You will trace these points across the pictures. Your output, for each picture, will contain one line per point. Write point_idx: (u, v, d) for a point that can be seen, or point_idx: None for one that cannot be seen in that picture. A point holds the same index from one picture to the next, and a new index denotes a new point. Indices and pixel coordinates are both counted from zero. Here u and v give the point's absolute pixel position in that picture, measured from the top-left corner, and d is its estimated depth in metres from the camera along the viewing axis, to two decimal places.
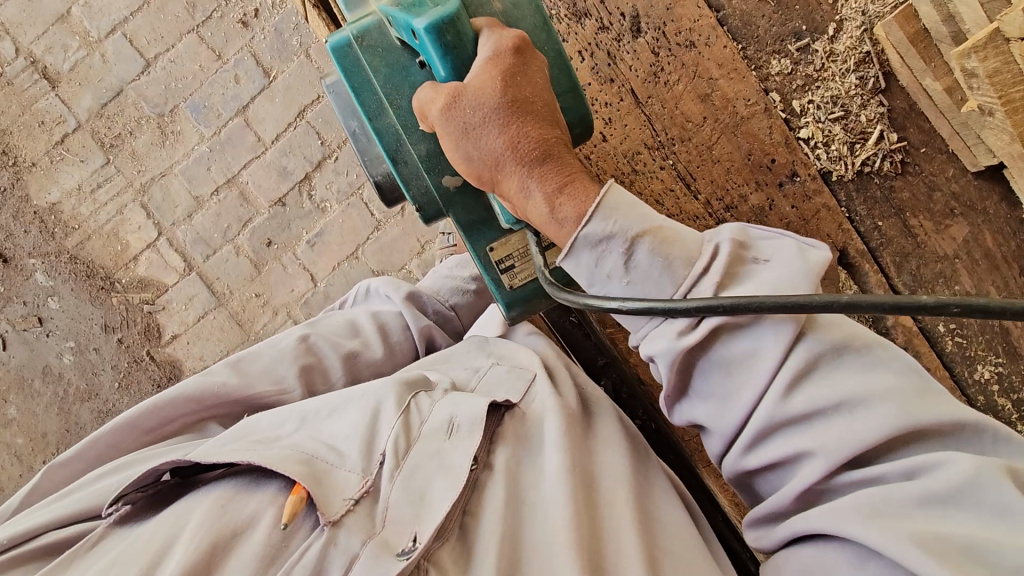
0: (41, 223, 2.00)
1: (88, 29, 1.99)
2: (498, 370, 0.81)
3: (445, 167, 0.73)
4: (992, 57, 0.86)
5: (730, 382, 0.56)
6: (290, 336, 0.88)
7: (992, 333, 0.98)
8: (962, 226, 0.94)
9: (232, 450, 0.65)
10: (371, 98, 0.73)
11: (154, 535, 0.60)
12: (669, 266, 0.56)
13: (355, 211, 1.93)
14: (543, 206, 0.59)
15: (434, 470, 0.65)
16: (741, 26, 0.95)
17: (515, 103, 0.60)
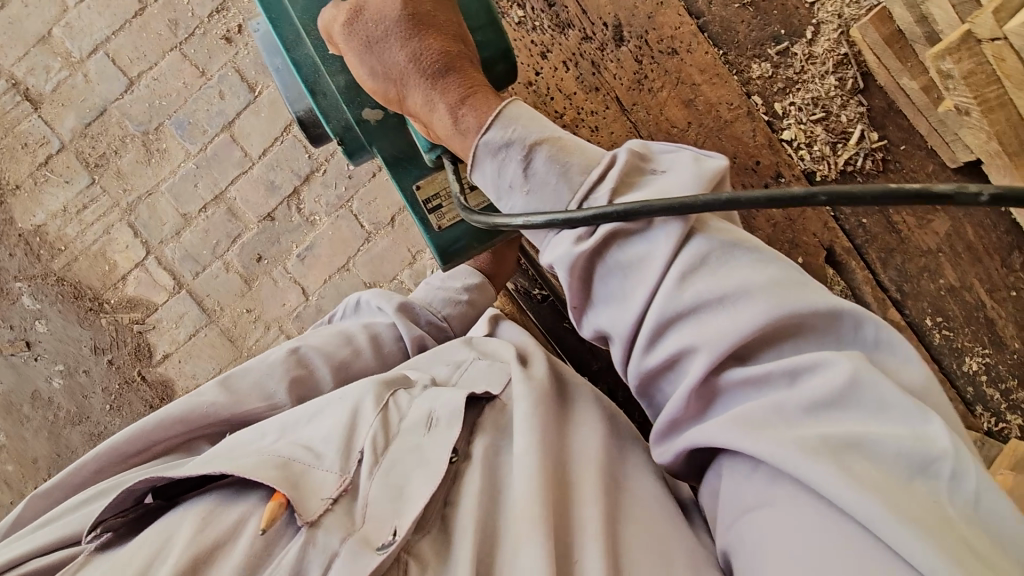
0: (27, 246, 1.98)
1: (69, 49, 1.97)
2: (480, 365, 0.80)
3: (364, 100, 0.77)
4: (966, 59, 0.88)
5: (626, 284, 0.56)
6: (279, 352, 0.87)
7: (978, 324, 1.00)
8: (944, 221, 0.99)
9: (210, 463, 0.64)
10: (291, 27, 0.77)
11: (133, 556, 0.59)
12: (565, 172, 0.57)
13: (345, 223, 1.93)
14: (444, 117, 0.62)
15: (412, 465, 0.65)
16: (720, 32, 0.97)
17: (416, 16, 0.63)
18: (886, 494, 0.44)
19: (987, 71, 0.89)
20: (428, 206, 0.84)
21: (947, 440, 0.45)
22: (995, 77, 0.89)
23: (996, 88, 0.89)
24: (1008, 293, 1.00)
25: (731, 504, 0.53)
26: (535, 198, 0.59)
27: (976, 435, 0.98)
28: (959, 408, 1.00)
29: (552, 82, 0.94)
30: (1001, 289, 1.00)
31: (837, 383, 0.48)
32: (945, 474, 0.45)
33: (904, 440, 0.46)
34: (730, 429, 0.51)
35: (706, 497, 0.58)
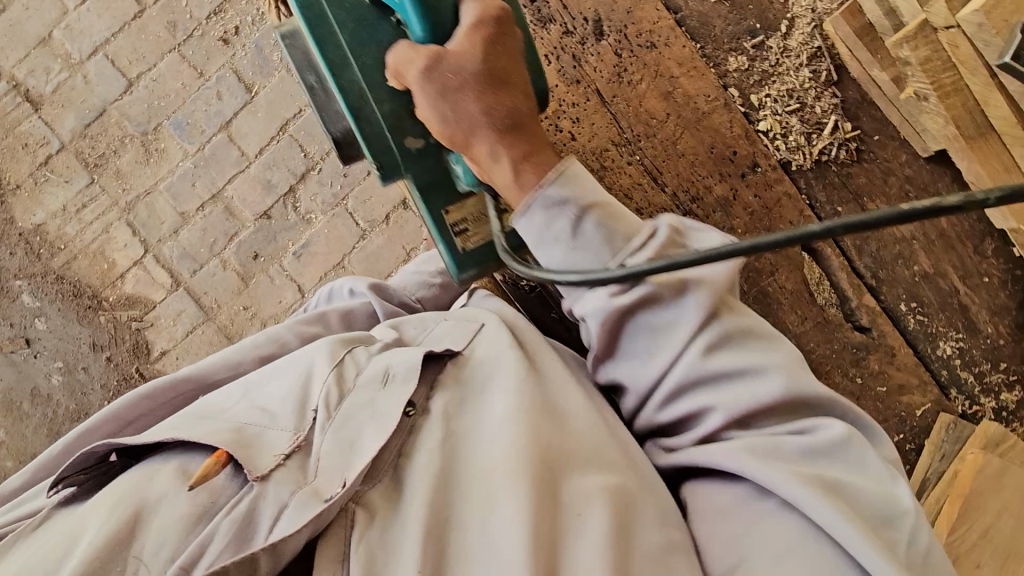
0: (27, 245, 2.01)
1: (69, 51, 2.01)
2: (444, 326, 0.83)
3: (408, 128, 0.78)
4: (923, 45, 0.97)
5: (653, 343, 0.70)
6: (255, 336, 0.91)
7: (952, 310, 1.03)
8: (917, 209, 1.01)
9: (168, 427, 0.68)
10: (338, 48, 0.77)
11: (88, 512, 0.62)
12: (610, 238, 0.68)
13: (340, 220, 1.96)
14: (506, 171, 0.68)
15: (365, 420, 0.68)
16: (698, 25, 1.00)
17: (491, 71, 0.67)
18: (858, 522, 0.57)
19: (943, 58, 0.97)
20: (457, 228, 0.86)
21: (910, 501, 0.60)
22: (950, 63, 0.97)
23: (951, 74, 0.97)
24: (979, 279, 1.03)
25: (713, 516, 0.65)
26: (579, 256, 0.68)
27: (950, 417, 1.01)
28: (935, 392, 1.02)
29: None
30: (973, 275, 1.03)
31: (832, 440, 0.63)
32: (904, 528, 0.59)
33: (872, 492, 0.61)
34: (737, 456, 0.64)
35: (694, 499, 0.69)
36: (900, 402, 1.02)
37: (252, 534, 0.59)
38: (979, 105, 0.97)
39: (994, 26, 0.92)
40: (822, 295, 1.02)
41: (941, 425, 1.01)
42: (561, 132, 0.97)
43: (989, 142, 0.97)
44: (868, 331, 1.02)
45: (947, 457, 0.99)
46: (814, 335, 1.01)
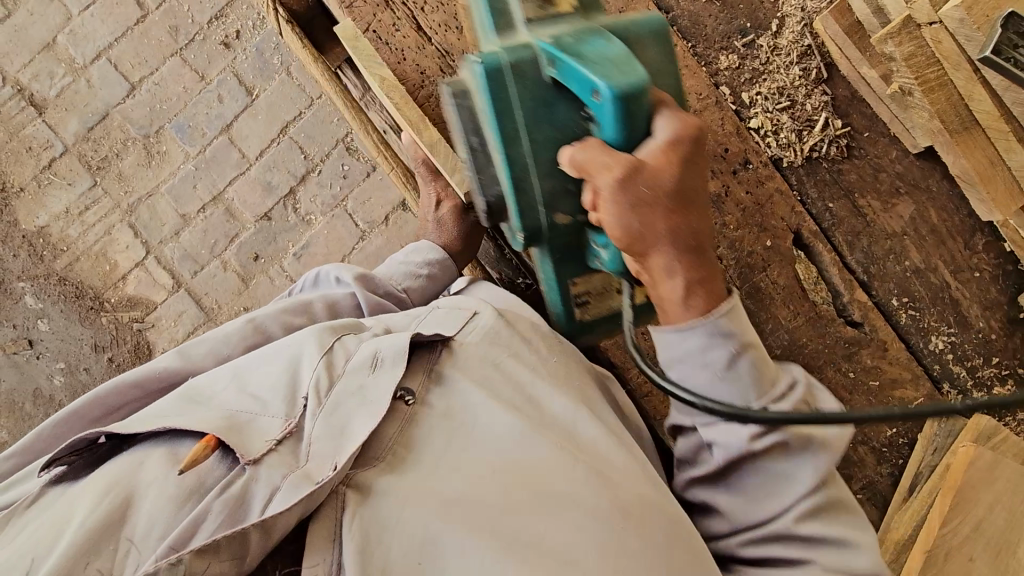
0: (30, 247, 2.03)
1: (73, 55, 2.04)
2: (436, 314, 0.86)
3: (561, 206, 0.76)
4: (907, 42, 0.94)
5: (765, 489, 0.69)
6: (239, 324, 0.90)
7: (943, 304, 1.04)
8: (907, 204, 1.02)
9: (161, 414, 0.69)
10: (547, 122, 0.72)
11: (80, 491, 0.63)
12: (758, 382, 0.67)
13: (341, 222, 1.99)
14: (678, 288, 0.66)
15: (355, 407, 0.70)
16: (690, 25, 1.01)
17: (682, 194, 0.65)
18: None
19: (927, 54, 0.95)
20: (578, 300, 0.88)
21: None
22: (934, 59, 0.95)
23: (935, 69, 0.95)
24: (971, 274, 1.04)
25: None
26: (717, 388, 0.67)
27: None
28: (927, 385, 1.03)
29: None
30: (965, 270, 1.04)
31: None
32: None
33: None
34: None
35: None
36: (892, 396, 1.03)
37: (240, 518, 0.59)
38: (965, 100, 0.96)
39: (974, 22, 0.90)
40: (815, 292, 1.03)
41: (934, 419, 1.01)
42: None
43: (974, 136, 0.97)
44: (860, 325, 1.03)
45: (941, 449, 1.00)
46: (806, 329, 1.03)
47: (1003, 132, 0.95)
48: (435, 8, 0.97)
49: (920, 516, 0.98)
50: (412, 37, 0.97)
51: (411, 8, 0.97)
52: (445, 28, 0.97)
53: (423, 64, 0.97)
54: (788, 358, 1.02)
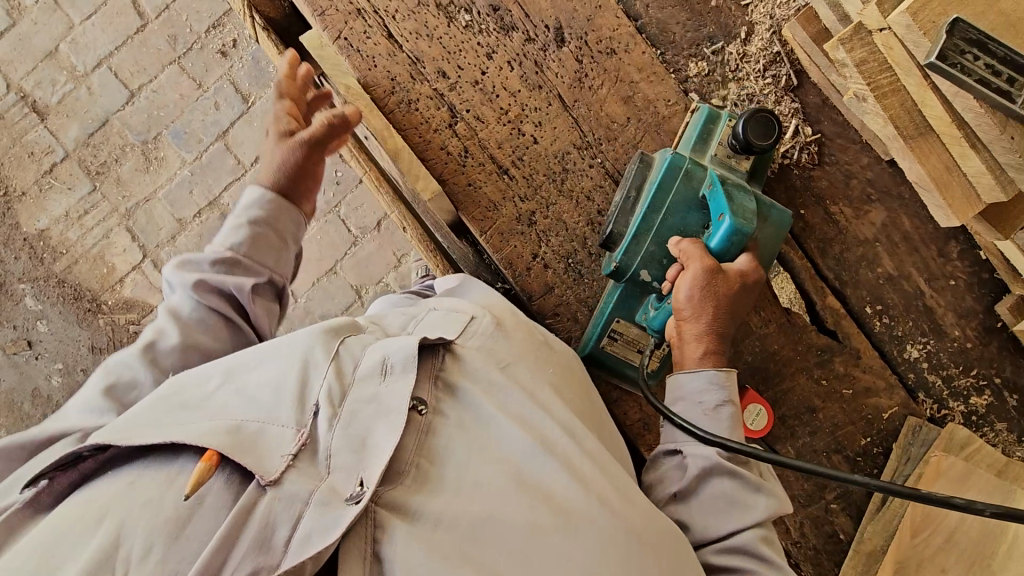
0: (31, 250, 2.07)
1: (74, 63, 2.08)
2: (436, 314, 0.83)
3: (652, 268, 0.89)
4: (859, 48, 0.84)
5: (720, 504, 0.75)
6: (94, 380, 0.76)
7: (918, 313, 1.03)
8: (880, 211, 1.02)
9: (154, 427, 0.63)
10: (680, 211, 0.87)
11: (72, 517, 0.58)
12: (732, 429, 0.79)
13: (332, 228, 2.02)
14: (698, 350, 0.81)
15: (374, 416, 0.68)
16: (658, 33, 1.02)
17: (729, 305, 0.81)
18: None
19: (880, 59, 0.83)
20: (611, 333, 0.94)
21: None
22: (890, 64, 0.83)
23: (892, 75, 0.83)
24: (946, 282, 1.02)
25: None
26: (711, 421, 0.79)
27: (917, 420, 1.01)
28: (902, 394, 1.02)
29: (498, 81, 0.99)
30: (939, 278, 1.02)
31: None
32: None
33: None
34: None
35: None
36: (866, 404, 1.02)
37: (268, 542, 0.58)
38: (919, 106, 0.82)
39: (920, 27, 0.75)
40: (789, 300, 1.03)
41: (908, 428, 1.01)
42: (523, 135, 0.99)
43: (928, 143, 0.84)
44: (833, 333, 1.02)
45: (913, 459, 0.99)
46: (777, 336, 1.02)
47: (955, 138, 0.80)
48: (406, 16, 0.98)
49: (892, 526, 0.97)
50: (383, 44, 0.98)
51: (382, 16, 0.98)
52: (415, 36, 0.98)
53: (394, 71, 0.98)
54: (760, 365, 1.02)
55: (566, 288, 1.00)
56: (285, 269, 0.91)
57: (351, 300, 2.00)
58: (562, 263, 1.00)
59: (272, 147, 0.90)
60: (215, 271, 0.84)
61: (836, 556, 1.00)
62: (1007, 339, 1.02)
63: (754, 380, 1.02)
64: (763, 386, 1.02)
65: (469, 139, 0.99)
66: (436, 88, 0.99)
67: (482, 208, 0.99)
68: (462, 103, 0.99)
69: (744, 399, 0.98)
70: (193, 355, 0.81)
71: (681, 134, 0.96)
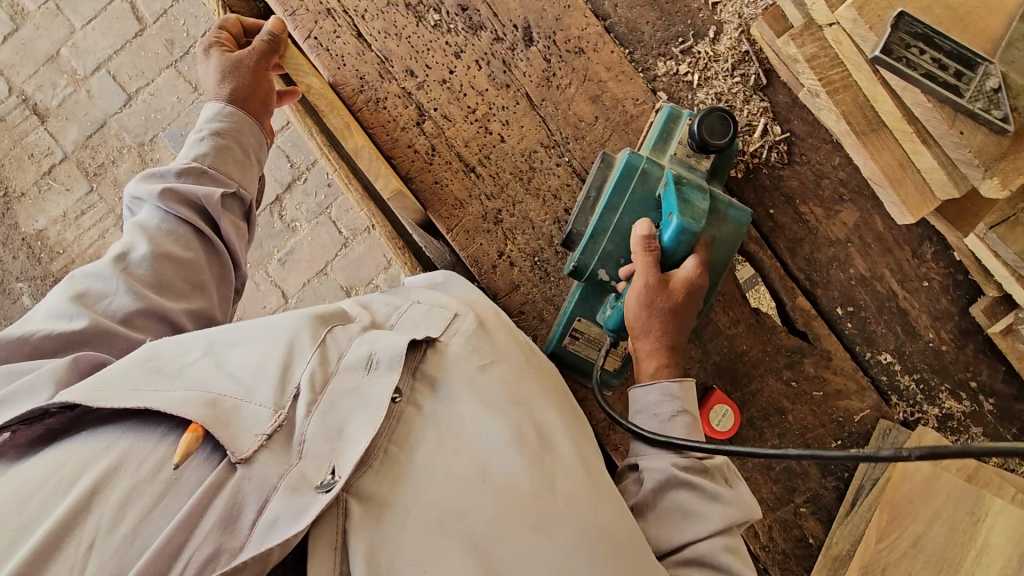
0: (29, 249, 2.11)
1: (75, 67, 2.13)
2: (418, 309, 0.79)
3: (610, 267, 0.88)
4: (810, 43, 0.85)
5: (674, 515, 0.72)
6: (60, 290, 0.74)
7: (891, 314, 1.01)
8: (852, 211, 1.00)
9: (130, 390, 0.59)
10: (637, 210, 0.87)
11: (38, 478, 0.56)
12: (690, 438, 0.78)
13: (323, 229, 2.04)
14: (651, 366, 0.82)
15: (352, 407, 0.64)
16: (627, 32, 1.02)
17: (676, 315, 0.80)
18: None
19: (830, 56, 0.85)
20: (572, 332, 0.95)
21: None
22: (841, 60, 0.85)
23: (842, 70, 0.85)
24: (920, 283, 1.01)
25: None
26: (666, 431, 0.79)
27: (889, 423, 0.99)
28: (873, 397, 1.00)
29: (465, 80, 1.00)
30: (913, 279, 1.01)
31: None
32: None
33: None
34: None
35: None
36: (837, 407, 1.01)
37: (234, 523, 0.56)
38: (870, 101, 0.84)
39: (866, 22, 0.78)
40: (757, 300, 1.02)
41: (880, 431, 0.99)
42: (491, 134, 1.00)
43: (880, 137, 0.85)
44: (804, 335, 1.01)
45: (883, 464, 0.99)
46: (746, 337, 1.01)
47: (906, 133, 0.82)
48: (375, 15, 1.00)
49: (858, 532, 0.96)
50: (353, 43, 1.00)
51: (352, 16, 1.00)
52: (384, 35, 1.00)
53: (363, 70, 1.00)
54: (728, 366, 1.01)
55: (533, 286, 1.00)
56: (252, 188, 0.93)
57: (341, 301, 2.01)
58: (528, 261, 1.00)
59: (217, 62, 0.91)
60: (181, 181, 0.85)
61: (805, 562, 1.00)
62: (983, 342, 1.00)
63: (722, 381, 1.01)
64: (731, 387, 1.01)
65: (437, 138, 1.00)
66: (404, 86, 1.00)
67: (449, 206, 1.00)
68: (430, 102, 1.00)
69: (709, 400, 0.98)
70: (164, 263, 0.79)
71: (644, 137, 0.96)
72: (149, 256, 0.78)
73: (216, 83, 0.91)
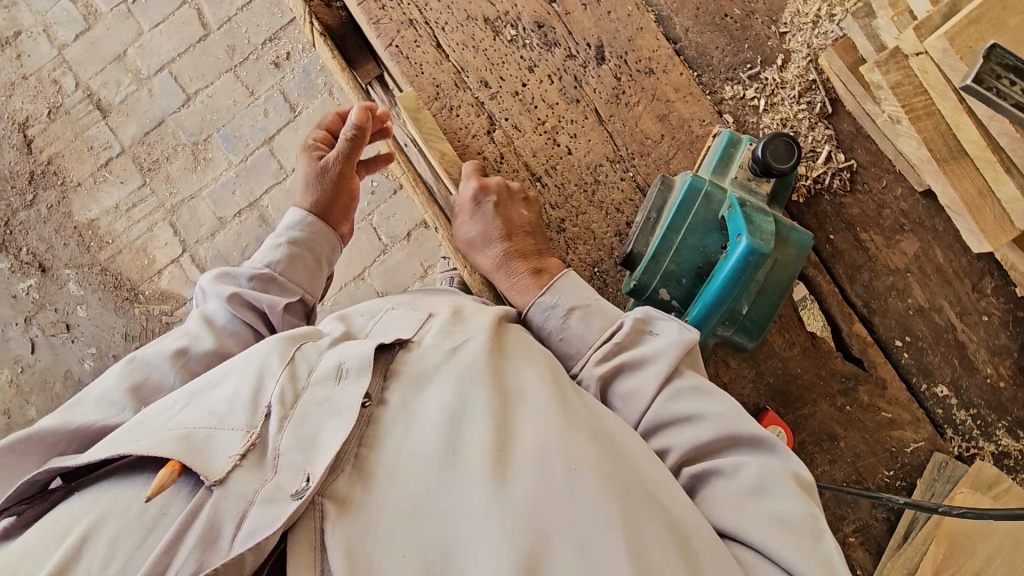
0: (80, 238, 2.17)
1: (140, 67, 2.23)
2: (392, 314, 0.84)
3: (671, 287, 0.89)
4: (895, 71, 0.93)
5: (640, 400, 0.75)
6: (116, 375, 0.79)
7: (949, 346, 1.00)
8: (912, 241, 1.01)
9: (114, 443, 0.63)
10: (699, 231, 0.87)
11: (30, 545, 0.59)
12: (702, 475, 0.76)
13: (364, 235, 2.08)
14: None
15: (325, 416, 0.66)
16: (697, 56, 1.05)
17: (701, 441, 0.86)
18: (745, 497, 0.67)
19: (915, 83, 0.93)
20: None
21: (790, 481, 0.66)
22: (923, 88, 0.93)
23: (925, 98, 0.93)
24: (979, 317, 1.00)
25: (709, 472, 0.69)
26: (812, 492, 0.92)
27: (944, 457, 0.98)
28: (928, 429, 0.99)
29: (537, 93, 1.03)
30: (972, 313, 1.00)
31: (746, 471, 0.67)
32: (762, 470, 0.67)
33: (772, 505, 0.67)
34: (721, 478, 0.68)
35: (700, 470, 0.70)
36: (890, 437, 1.00)
37: (214, 542, 0.56)
38: (952, 129, 0.91)
39: (957, 52, 0.83)
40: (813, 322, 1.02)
41: (934, 463, 0.98)
42: (558, 146, 1.03)
43: (961, 165, 0.92)
44: (860, 362, 1.01)
45: (938, 496, 0.97)
46: (801, 359, 1.01)
47: (989, 161, 0.88)
48: (455, 28, 1.04)
49: (913, 564, 0.96)
50: (432, 53, 1.04)
51: (433, 27, 1.04)
52: (462, 47, 1.04)
53: (439, 78, 1.03)
54: (782, 388, 1.00)
55: None
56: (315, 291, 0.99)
57: None
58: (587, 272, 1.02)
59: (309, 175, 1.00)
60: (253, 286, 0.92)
61: None
62: None
63: (775, 403, 1.00)
64: (784, 409, 1.00)
65: (506, 146, 1.03)
66: (478, 96, 1.03)
67: None
68: (501, 112, 1.03)
69: (763, 420, 0.97)
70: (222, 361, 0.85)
71: (703, 159, 0.98)
72: (210, 353, 0.84)
73: (305, 192, 1.00)
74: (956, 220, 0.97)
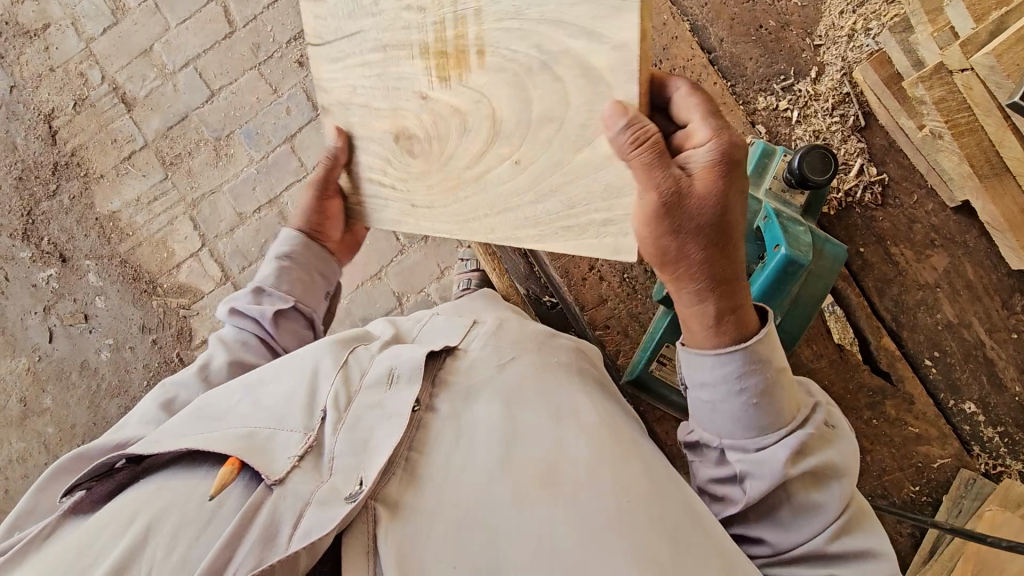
0: (101, 229, 2.19)
1: (165, 62, 2.24)
2: (438, 323, 0.88)
3: None
4: (938, 87, 0.92)
5: (816, 517, 0.66)
6: (151, 397, 0.83)
7: (977, 363, 1.00)
8: (942, 257, 1.00)
9: (180, 436, 0.66)
10: None
11: (102, 525, 0.61)
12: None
13: (383, 235, 2.08)
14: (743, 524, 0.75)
15: (376, 420, 0.67)
16: (730, 66, 1.06)
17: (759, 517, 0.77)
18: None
19: (958, 99, 0.92)
20: (660, 358, 0.95)
21: None
22: (966, 104, 0.92)
23: (966, 115, 0.93)
24: (1009, 335, 0.99)
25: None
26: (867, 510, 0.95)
27: (971, 473, 0.98)
28: (955, 445, 0.99)
29: None
30: (1002, 330, 0.99)
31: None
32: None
33: None
34: None
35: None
36: (916, 451, 1.00)
37: (272, 540, 0.56)
38: (996, 146, 0.92)
39: (1005, 69, 0.84)
40: (841, 335, 1.02)
41: (960, 480, 0.98)
42: None
43: (1002, 181, 0.93)
44: (887, 376, 1.01)
45: (965, 512, 0.96)
46: (828, 371, 1.01)
47: None
48: None
49: None
50: None
51: None
52: None
53: None
54: None
55: (620, 302, 1.04)
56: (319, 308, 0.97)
57: (392, 306, 2.05)
58: (617, 276, 1.04)
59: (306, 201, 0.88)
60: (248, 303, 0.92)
61: None
62: None
63: None
64: None
65: None
66: None
67: None
68: None
69: None
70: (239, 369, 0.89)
71: (734, 168, 0.98)
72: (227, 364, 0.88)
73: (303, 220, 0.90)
74: (995, 238, 0.96)
